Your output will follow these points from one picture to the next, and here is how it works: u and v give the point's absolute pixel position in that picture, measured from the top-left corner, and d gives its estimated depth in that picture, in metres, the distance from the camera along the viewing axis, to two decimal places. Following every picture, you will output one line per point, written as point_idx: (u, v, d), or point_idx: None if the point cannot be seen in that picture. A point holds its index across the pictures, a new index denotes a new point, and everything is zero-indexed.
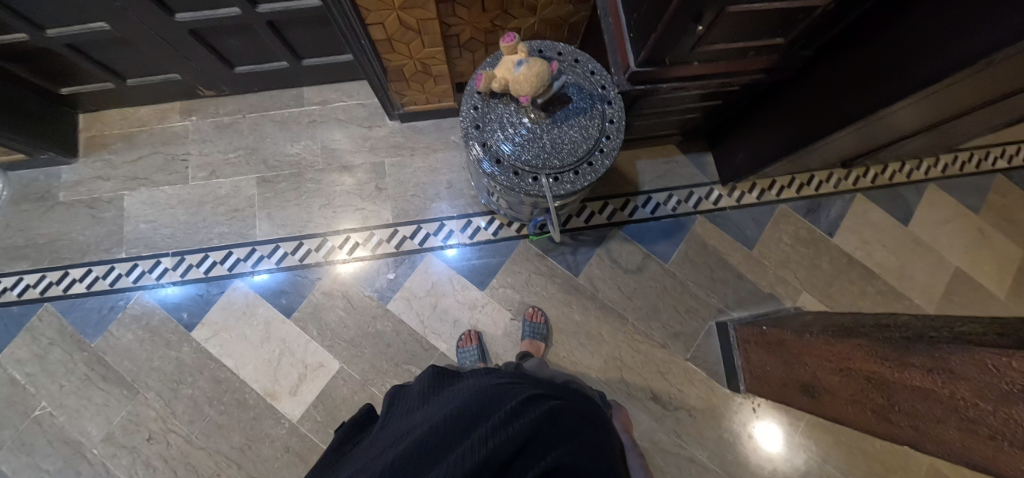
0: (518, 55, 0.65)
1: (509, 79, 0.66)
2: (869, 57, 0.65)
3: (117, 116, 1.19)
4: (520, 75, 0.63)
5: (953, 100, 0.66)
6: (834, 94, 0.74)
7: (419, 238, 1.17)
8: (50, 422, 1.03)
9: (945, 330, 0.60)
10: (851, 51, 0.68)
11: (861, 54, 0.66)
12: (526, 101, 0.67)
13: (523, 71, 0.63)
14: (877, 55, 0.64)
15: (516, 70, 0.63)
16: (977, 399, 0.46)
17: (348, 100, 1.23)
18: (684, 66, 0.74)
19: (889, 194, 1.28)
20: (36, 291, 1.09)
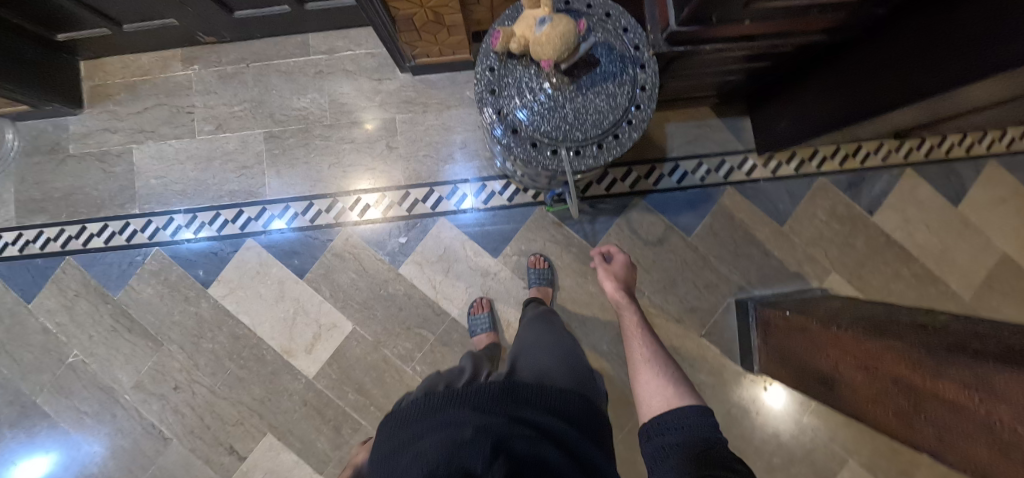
0: (541, 8, 0.57)
1: (529, 39, 0.59)
2: (940, 24, 0.55)
3: (119, 64, 1.14)
4: (541, 35, 0.56)
5: None
6: (899, 67, 0.65)
7: (432, 202, 1.13)
8: (84, 368, 1.08)
9: (990, 341, 0.56)
10: (925, 16, 0.58)
11: (933, 21, 0.57)
12: (549, 66, 0.59)
13: (546, 32, 0.55)
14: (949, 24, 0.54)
15: (536, 29, 0.56)
16: (1014, 423, 0.43)
17: (356, 49, 1.14)
18: (734, 25, 0.63)
19: (943, 169, 1.17)
20: (57, 244, 1.10)
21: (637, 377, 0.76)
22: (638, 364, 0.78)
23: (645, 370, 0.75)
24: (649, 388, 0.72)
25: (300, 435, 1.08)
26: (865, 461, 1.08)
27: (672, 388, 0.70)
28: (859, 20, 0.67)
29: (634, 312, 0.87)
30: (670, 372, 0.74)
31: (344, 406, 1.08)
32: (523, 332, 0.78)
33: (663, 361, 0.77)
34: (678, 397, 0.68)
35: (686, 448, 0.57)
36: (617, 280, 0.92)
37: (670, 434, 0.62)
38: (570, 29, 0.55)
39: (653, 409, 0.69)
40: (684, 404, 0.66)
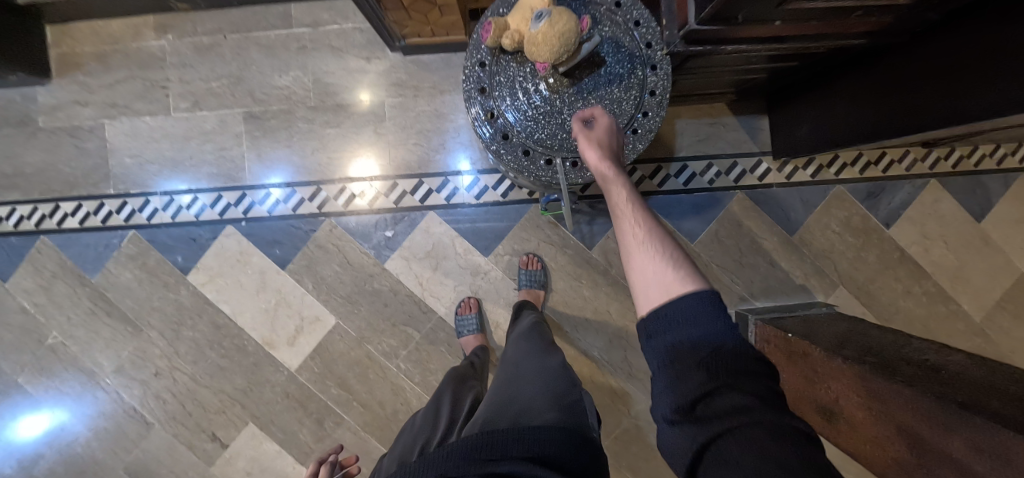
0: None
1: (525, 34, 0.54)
2: (1005, 37, 0.48)
3: (87, 30, 1.05)
4: (540, 30, 0.50)
5: None
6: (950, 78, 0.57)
7: (421, 195, 1.06)
8: (64, 350, 1.07)
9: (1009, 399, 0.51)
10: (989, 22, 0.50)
11: (997, 32, 0.49)
12: (544, 69, 0.55)
13: (541, 30, 0.50)
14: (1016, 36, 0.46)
15: (535, 23, 0.51)
16: None
17: (343, 23, 1.04)
18: (763, 25, 0.55)
19: (970, 182, 1.08)
20: (31, 223, 1.06)
21: (628, 262, 0.50)
22: (630, 250, 0.50)
23: (638, 249, 0.49)
24: (645, 274, 0.47)
25: (281, 425, 1.07)
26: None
27: (676, 268, 0.46)
28: (909, 24, 0.58)
29: (626, 186, 0.55)
30: (673, 251, 0.48)
31: (326, 400, 1.07)
32: (510, 353, 0.76)
33: (666, 238, 0.50)
34: (681, 280, 0.44)
35: (696, 350, 0.40)
36: (602, 141, 0.57)
37: (678, 329, 0.41)
38: (574, 26, 0.50)
39: (650, 302, 0.45)
40: (693, 288, 0.43)
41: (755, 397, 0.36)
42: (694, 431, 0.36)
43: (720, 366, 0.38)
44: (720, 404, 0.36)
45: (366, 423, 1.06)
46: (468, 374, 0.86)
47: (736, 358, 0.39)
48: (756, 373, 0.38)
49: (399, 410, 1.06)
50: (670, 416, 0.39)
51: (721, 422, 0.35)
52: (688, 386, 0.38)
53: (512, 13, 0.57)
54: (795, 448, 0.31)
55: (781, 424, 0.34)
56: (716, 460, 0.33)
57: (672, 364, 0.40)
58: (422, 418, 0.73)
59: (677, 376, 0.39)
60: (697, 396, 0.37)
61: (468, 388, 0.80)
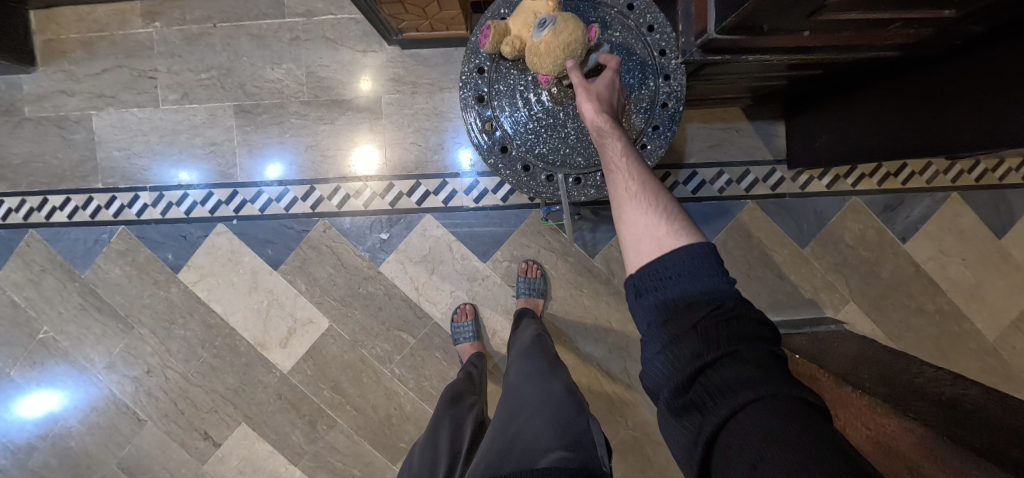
0: (542, 3, 0.48)
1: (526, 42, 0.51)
2: None
3: (72, 16, 1.00)
4: (541, 43, 0.48)
5: None
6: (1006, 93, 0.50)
7: (418, 196, 1.02)
8: (55, 345, 1.05)
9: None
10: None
11: None
12: (547, 81, 0.53)
13: (546, 38, 0.47)
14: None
15: (537, 33, 0.48)
16: None
17: (338, 14, 0.99)
18: (791, 35, 0.49)
19: (993, 196, 1.03)
20: (19, 216, 1.03)
21: (620, 217, 0.48)
22: (626, 205, 0.48)
23: (632, 205, 0.47)
24: (637, 231, 0.46)
25: (274, 426, 1.06)
26: None
27: (670, 224, 0.45)
28: (949, 37, 0.53)
29: (622, 139, 0.51)
30: (668, 205, 0.47)
31: (319, 402, 1.05)
32: (510, 375, 0.73)
33: (661, 192, 0.48)
34: (674, 235, 0.44)
35: (691, 312, 0.38)
36: (602, 90, 0.51)
37: (671, 287, 0.41)
38: (578, 37, 0.48)
39: (641, 258, 0.45)
40: (687, 243, 0.43)
41: (758, 369, 0.33)
42: (695, 418, 0.33)
43: (717, 331, 0.36)
44: (719, 377, 0.34)
45: (359, 427, 1.05)
46: (466, 393, 0.84)
47: (734, 323, 0.37)
48: (755, 336, 0.36)
49: (392, 415, 1.05)
50: (666, 394, 0.37)
51: (723, 401, 0.32)
52: (683, 358, 0.36)
53: (513, 15, 0.52)
54: (805, 425, 0.28)
55: (789, 397, 0.31)
56: (724, 445, 0.30)
57: (665, 332, 0.39)
58: (422, 457, 0.72)
59: (670, 346, 0.38)
60: (694, 372, 0.35)
61: (471, 412, 0.80)
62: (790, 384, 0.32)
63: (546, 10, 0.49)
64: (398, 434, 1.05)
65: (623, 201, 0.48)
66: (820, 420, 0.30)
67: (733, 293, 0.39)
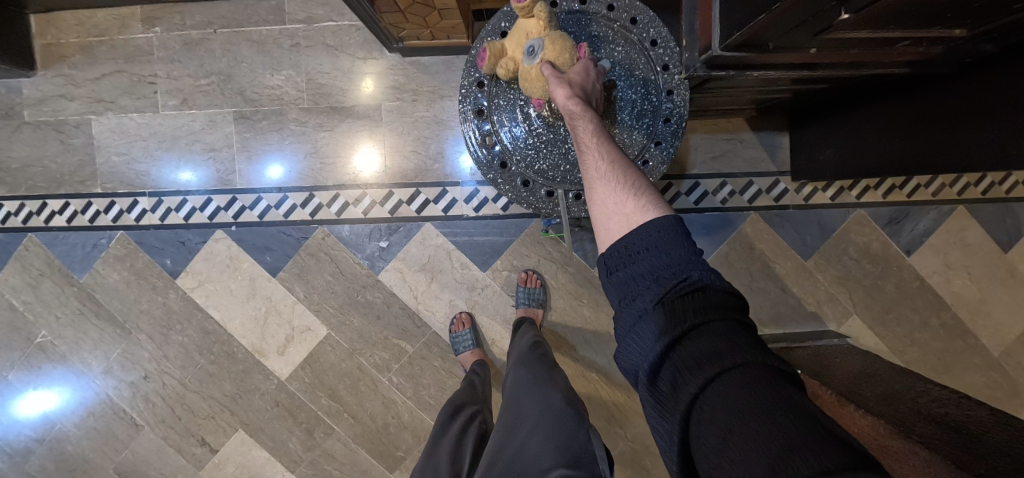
0: (534, 24, 0.48)
1: (520, 65, 0.50)
2: None
3: (72, 20, 1.00)
4: (533, 68, 0.49)
5: None
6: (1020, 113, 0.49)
7: (417, 205, 1.02)
8: (53, 349, 1.05)
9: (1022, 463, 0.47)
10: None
11: None
12: (541, 105, 0.53)
13: (535, 69, 0.48)
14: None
15: (530, 60, 0.49)
16: None
17: (339, 20, 0.98)
18: (796, 53, 0.48)
19: (1000, 210, 1.01)
20: (18, 220, 1.03)
21: (591, 196, 0.47)
22: (595, 184, 0.46)
23: (602, 184, 0.46)
24: (605, 209, 0.45)
25: (271, 434, 1.05)
26: None
27: (639, 197, 0.43)
28: (957, 55, 0.52)
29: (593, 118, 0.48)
30: (638, 180, 0.45)
31: (317, 410, 1.04)
32: (508, 385, 0.71)
33: (630, 167, 0.47)
34: (641, 210, 0.42)
35: (658, 285, 0.38)
36: (573, 73, 0.49)
37: (640, 261, 0.40)
38: (568, 60, 0.49)
39: (611, 236, 0.44)
40: (655, 216, 0.41)
41: (725, 339, 0.33)
42: (670, 398, 0.33)
43: (684, 303, 0.36)
44: (687, 353, 0.33)
45: (356, 435, 1.04)
46: (466, 403, 0.81)
47: (701, 295, 0.36)
48: (722, 305, 0.36)
49: (390, 424, 1.04)
50: (643, 375, 0.36)
51: (691, 377, 0.31)
52: (652, 334, 0.36)
53: (508, 35, 0.52)
54: (771, 393, 0.28)
55: (757, 365, 0.30)
56: (697, 421, 0.30)
57: (635, 307, 0.39)
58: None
59: (640, 322, 0.38)
60: (665, 348, 0.35)
61: (471, 426, 0.78)
62: (758, 353, 0.32)
63: (539, 31, 0.49)
64: (395, 442, 1.04)
65: (592, 180, 0.46)
66: (788, 385, 0.29)
67: (705, 266, 0.38)
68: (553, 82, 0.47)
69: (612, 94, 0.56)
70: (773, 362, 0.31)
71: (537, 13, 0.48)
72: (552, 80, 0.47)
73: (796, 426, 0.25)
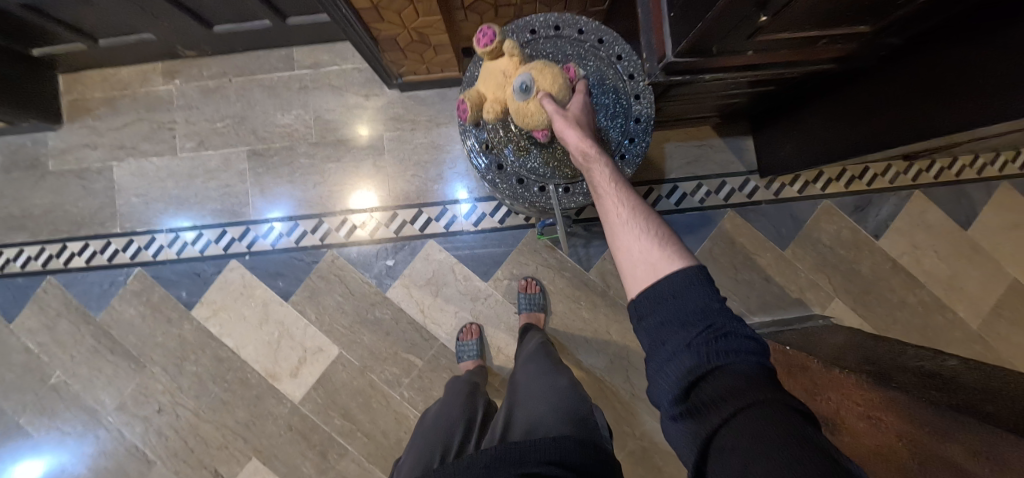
0: (509, 64, 0.57)
1: (511, 102, 0.58)
2: (966, 60, 0.51)
3: (97, 78, 1.10)
4: (529, 102, 0.56)
5: None
6: (926, 94, 0.58)
7: (421, 224, 1.09)
8: (66, 389, 1.07)
9: (1004, 403, 0.51)
10: (953, 45, 0.52)
11: (957, 56, 0.52)
12: (543, 135, 0.60)
13: (530, 101, 0.56)
14: (982, 60, 0.49)
15: (522, 97, 0.56)
16: None
17: (342, 64, 1.09)
18: (739, 56, 0.58)
19: (954, 192, 1.11)
20: (38, 263, 1.08)
21: (615, 243, 0.53)
22: (617, 229, 0.53)
23: (626, 229, 0.52)
24: (632, 257, 0.50)
25: (285, 459, 1.06)
26: None
27: (664, 249, 0.49)
28: (873, 49, 0.61)
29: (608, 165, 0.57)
30: (661, 230, 0.52)
31: (330, 431, 1.06)
32: (518, 376, 0.77)
33: (651, 217, 0.53)
34: (666, 261, 0.48)
35: (685, 331, 0.43)
36: (577, 118, 0.57)
37: (667, 307, 0.45)
38: (556, 88, 0.57)
39: (638, 283, 0.49)
40: (681, 267, 0.47)
41: (745, 379, 0.38)
42: (694, 426, 0.39)
43: (708, 346, 0.41)
44: (711, 389, 0.39)
45: (370, 453, 1.05)
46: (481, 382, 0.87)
47: (726, 340, 0.41)
48: (741, 349, 0.41)
49: (402, 439, 1.06)
50: (667, 402, 0.42)
51: (715, 412, 0.37)
52: (678, 371, 0.42)
53: (484, 83, 0.60)
54: (787, 427, 0.33)
55: (777, 403, 0.35)
56: (718, 449, 0.35)
57: (664, 351, 0.43)
58: (434, 423, 0.72)
59: (670, 361, 0.43)
60: (690, 383, 0.41)
61: (479, 394, 0.81)
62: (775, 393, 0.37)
63: (516, 68, 0.57)
64: None
65: (616, 226, 0.53)
66: (804, 422, 0.35)
67: (731, 316, 0.43)
68: (558, 122, 0.55)
69: (598, 121, 0.65)
70: (789, 401, 0.37)
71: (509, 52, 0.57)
72: (556, 119, 0.55)
73: (808, 454, 0.30)
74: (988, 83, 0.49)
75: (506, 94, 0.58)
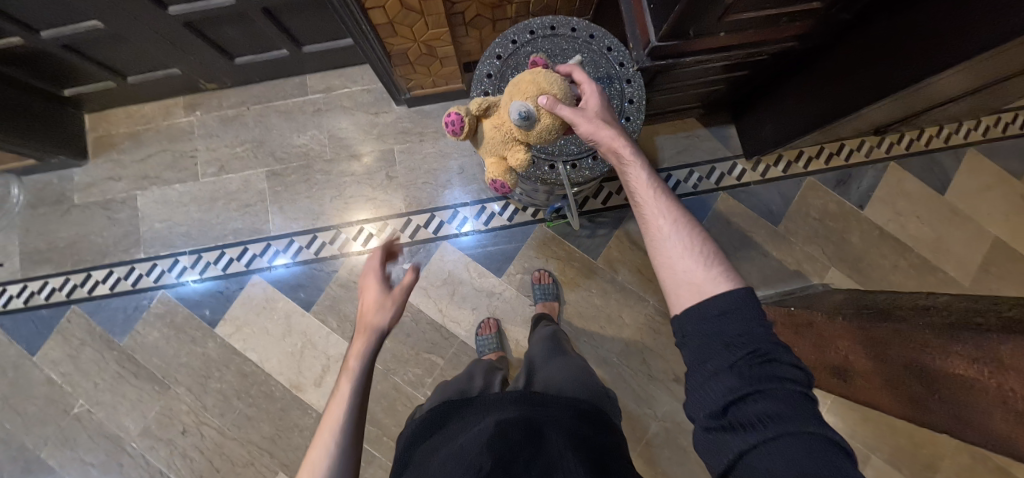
0: (494, 120, 0.64)
1: (527, 137, 0.63)
2: (913, 19, 0.59)
3: (122, 115, 1.17)
4: (538, 124, 0.60)
5: (1002, 64, 0.62)
6: (883, 57, 0.67)
7: (434, 227, 1.15)
8: (89, 418, 1.07)
9: (993, 315, 0.56)
10: (898, 13, 0.62)
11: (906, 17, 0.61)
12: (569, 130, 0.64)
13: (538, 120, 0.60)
14: (921, 18, 0.58)
15: (528, 124, 0.59)
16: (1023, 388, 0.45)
17: (353, 86, 1.18)
18: (712, 38, 0.67)
19: (926, 161, 1.20)
20: (62, 294, 1.11)
21: (655, 258, 0.50)
22: (657, 242, 0.50)
23: (665, 245, 0.49)
24: (676, 274, 0.47)
25: None
26: (888, 458, 1.10)
27: (709, 269, 0.46)
28: (828, 25, 0.71)
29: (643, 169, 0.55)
30: (704, 246, 0.49)
31: None
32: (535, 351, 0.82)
33: (694, 229, 0.50)
34: (712, 281, 0.45)
35: (728, 352, 0.40)
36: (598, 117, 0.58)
37: (712, 325, 0.42)
38: (555, 90, 0.59)
39: (681, 302, 0.46)
40: (727, 288, 0.44)
41: (787, 406, 0.35)
42: (723, 439, 0.37)
43: (753, 369, 0.38)
44: (746, 412, 0.36)
45: None
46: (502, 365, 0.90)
47: (771, 365, 0.38)
48: (788, 376, 0.38)
49: None
50: (700, 415, 0.40)
51: (751, 434, 0.35)
52: (717, 392, 0.39)
53: (490, 149, 0.67)
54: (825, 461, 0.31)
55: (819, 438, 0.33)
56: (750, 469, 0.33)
57: (704, 368, 0.40)
58: (457, 378, 0.77)
59: (710, 379, 0.40)
60: (727, 403, 0.38)
61: (494, 371, 0.83)
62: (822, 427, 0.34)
63: (501, 117, 0.64)
64: None
65: (655, 241, 0.50)
66: (845, 456, 0.32)
67: (776, 340, 0.40)
68: (580, 124, 0.56)
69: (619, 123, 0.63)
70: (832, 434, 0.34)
71: (480, 113, 0.65)
72: (579, 122, 0.57)
73: None
74: (933, 36, 0.57)
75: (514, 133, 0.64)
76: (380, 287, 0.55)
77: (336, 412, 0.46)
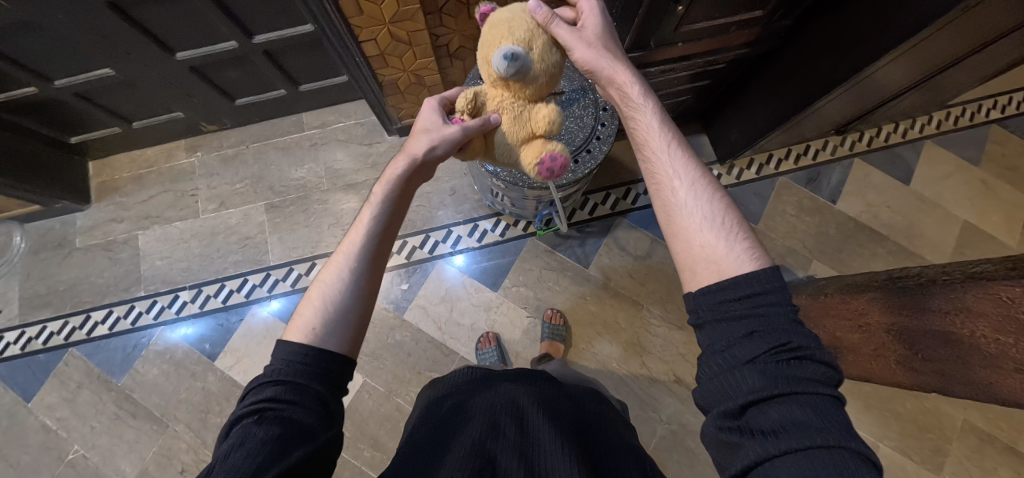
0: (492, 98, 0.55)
1: (535, 88, 0.52)
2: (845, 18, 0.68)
3: (126, 160, 1.23)
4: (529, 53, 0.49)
5: (927, 53, 0.70)
6: (826, 55, 0.75)
7: (429, 247, 1.19)
8: (83, 464, 1.04)
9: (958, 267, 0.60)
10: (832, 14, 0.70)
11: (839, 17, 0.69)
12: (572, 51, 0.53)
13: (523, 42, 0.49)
14: (851, 17, 0.67)
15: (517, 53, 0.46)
16: (997, 333, 0.48)
17: (346, 120, 1.26)
18: (671, 48, 0.75)
19: (887, 155, 1.29)
20: (60, 338, 1.11)
21: (671, 230, 0.48)
22: (675, 209, 0.48)
23: (683, 214, 0.47)
24: (691, 247, 0.45)
25: None
26: (896, 445, 1.10)
27: (731, 246, 0.43)
28: (774, 31, 0.80)
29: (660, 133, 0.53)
30: (726, 217, 0.46)
31: (360, 465, 1.04)
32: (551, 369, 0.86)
33: (717, 201, 0.48)
34: (735, 259, 0.42)
35: (750, 344, 0.36)
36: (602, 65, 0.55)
37: (734, 315, 0.39)
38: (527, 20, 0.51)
39: (695, 278, 0.44)
40: (753, 268, 0.41)
41: (815, 412, 0.31)
42: (736, 438, 0.33)
43: (777, 367, 0.34)
44: (764, 416, 0.32)
45: None
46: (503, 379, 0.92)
47: (801, 363, 0.34)
48: (819, 377, 0.34)
49: None
50: (716, 408, 0.37)
51: (771, 441, 0.30)
52: (736, 386, 0.35)
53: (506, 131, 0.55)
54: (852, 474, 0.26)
55: (849, 450, 0.28)
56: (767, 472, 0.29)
57: (724, 357, 0.37)
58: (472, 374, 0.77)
59: (727, 373, 0.36)
60: (745, 402, 0.34)
61: None
62: (853, 438, 0.29)
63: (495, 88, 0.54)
64: None
65: (672, 210, 0.48)
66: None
67: (806, 335, 0.36)
68: (577, 50, 0.52)
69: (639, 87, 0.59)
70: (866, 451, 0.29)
71: (471, 106, 0.55)
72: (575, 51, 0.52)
73: None
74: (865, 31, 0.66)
75: (523, 94, 0.53)
76: (434, 110, 0.56)
77: (357, 239, 0.50)
